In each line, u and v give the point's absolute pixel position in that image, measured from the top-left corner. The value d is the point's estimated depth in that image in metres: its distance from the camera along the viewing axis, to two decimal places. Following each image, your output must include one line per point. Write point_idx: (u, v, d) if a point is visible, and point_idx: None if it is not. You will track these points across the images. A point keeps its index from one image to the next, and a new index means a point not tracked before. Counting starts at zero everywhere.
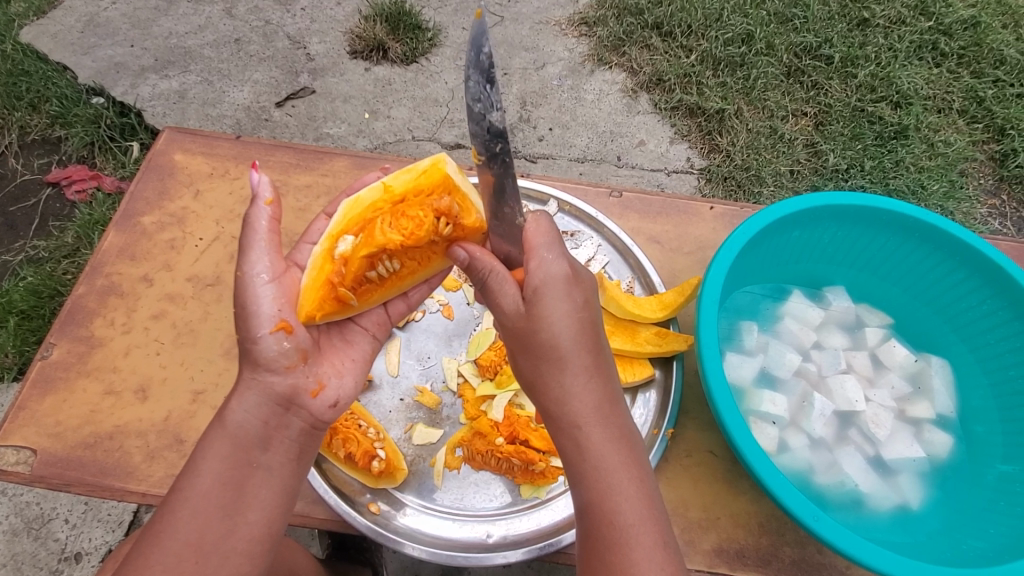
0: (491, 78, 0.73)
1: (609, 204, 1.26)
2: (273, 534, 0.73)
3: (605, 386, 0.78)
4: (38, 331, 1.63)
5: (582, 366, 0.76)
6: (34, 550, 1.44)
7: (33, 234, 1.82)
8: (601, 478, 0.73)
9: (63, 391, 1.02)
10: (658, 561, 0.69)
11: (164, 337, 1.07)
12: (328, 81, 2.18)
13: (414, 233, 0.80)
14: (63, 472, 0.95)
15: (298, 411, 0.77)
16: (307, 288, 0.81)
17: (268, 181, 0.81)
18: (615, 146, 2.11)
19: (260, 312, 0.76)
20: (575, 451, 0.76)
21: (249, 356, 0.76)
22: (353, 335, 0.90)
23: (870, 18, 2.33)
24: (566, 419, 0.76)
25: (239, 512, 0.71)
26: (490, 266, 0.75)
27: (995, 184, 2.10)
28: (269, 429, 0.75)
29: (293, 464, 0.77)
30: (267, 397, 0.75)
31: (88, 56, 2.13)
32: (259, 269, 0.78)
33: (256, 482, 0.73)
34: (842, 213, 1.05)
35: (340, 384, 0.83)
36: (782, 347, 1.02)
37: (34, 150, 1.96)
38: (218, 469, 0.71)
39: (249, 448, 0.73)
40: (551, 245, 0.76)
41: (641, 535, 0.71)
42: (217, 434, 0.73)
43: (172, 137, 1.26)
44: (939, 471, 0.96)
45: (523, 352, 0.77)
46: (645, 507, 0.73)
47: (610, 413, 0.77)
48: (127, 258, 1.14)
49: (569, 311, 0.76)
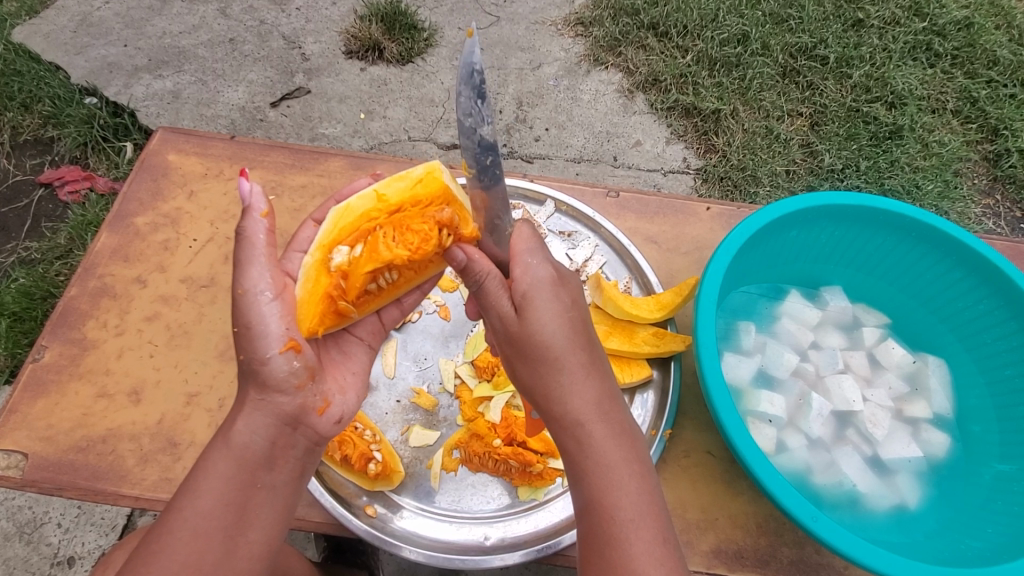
0: (483, 93, 0.74)
1: (606, 204, 1.26)
2: (270, 543, 0.73)
3: (602, 383, 0.78)
4: (30, 333, 1.62)
5: (579, 363, 0.76)
6: (26, 555, 1.42)
7: (26, 235, 1.81)
8: (602, 474, 0.73)
9: (55, 394, 1.01)
10: (658, 556, 0.69)
11: (158, 338, 1.06)
12: (323, 81, 2.17)
13: (421, 249, 0.79)
14: (56, 477, 0.94)
15: (304, 430, 0.77)
16: (305, 301, 0.81)
17: (260, 192, 0.79)
18: (612, 146, 2.11)
19: (268, 331, 0.75)
20: (575, 447, 0.75)
21: (256, 377, 0.75)
22: (350, 347, 0.90)
23: (865, 18, 2.34)
24: (567, 417, 0.75)
25: (241, 532, 0.70)
26: (487, 272, 0.74)
27: (989, 184, 2.11)
28: (274, 450, 0.74)
29: (296, 482, 0.77)
30: (275, 417, 0.75)
31: (81, 56, 2.11)
32: (262, 287, 0.77)
33: (259, 502, 0.72)
34: (839, 212, 1.05)
35: (344, 401, 0.84)
36: (780, 347, 1.02)
37: (27, 151, 1.94)
38: (221, 490, 0.70)
39: (253, 468, 0.73)
40: (534, 251, 0.79)
41: (641, 530, 0.70)
42: (219, 453, 0.72)
43: (166, 137, 1.25)
44: (936, 470, 0.96)
45: (518, 354, 0.77)
46: (645, 502, 0.73)
47: (610, 409, 0.77)
48: (120, 259, 1.13)
49: (560, 311, 0.76)
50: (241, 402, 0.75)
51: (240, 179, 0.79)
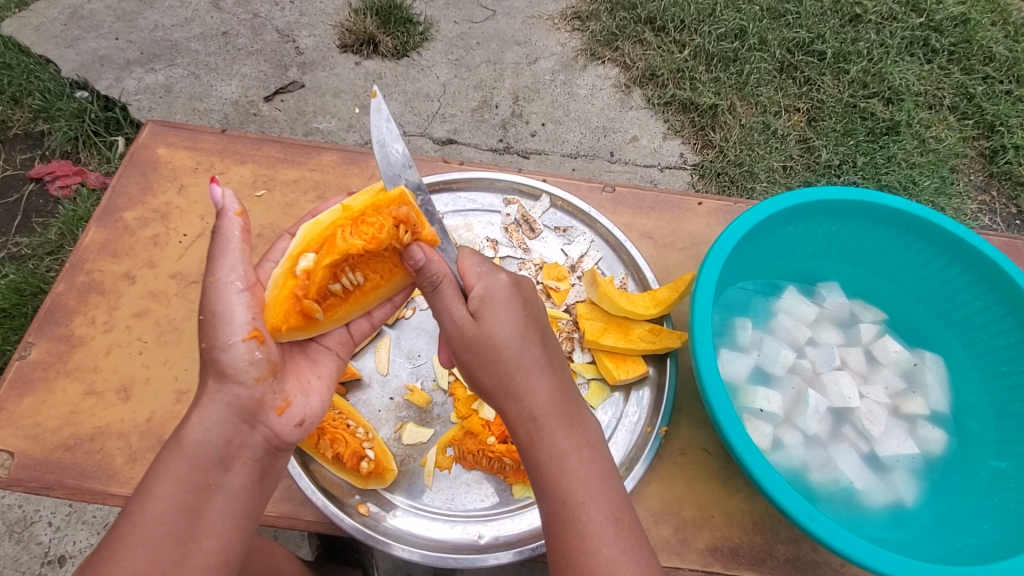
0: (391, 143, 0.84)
1: (603, 199, 1.24)
2: (235, 552, 0.72)
3: (557, 378, 0.79)
4: (20, 330, 1.61)
5: (535, 360, 0.77)
6: (16, 554, 1.41)
7: (16, 231, 1.78)
8: (554, 462, 0.73)
9: (41, 392, 0.99)
10: (611, 536, 0.70)
11: (147, 335, 1.05)
12: (317, 76, 2.14)
13: (376, 238, 0.78)
14: (41, 476, 0.93)
15: (262, 429, 0.77)
16: (271, 302, 0.80)
17: (233, 194, 0.81)
18: (608, 142, 2.10)
19: (233, 319, 0.76)
20: (528, 440, 0.75)
21: (215, 366, 0.75)
22: (318, 354, 0.88)
23: (862, 13, 2.33)
24: (522, 414, 0.76)
25: (193, 539, 0.68)
26: (444, 274, 0.75)
27: (986, 180, 2.11)
28: (230, 448, 0.74)
29: (255, 486, 0.76)
30: (231, 411, 0.74)
31: (71, 48, 2.08)
32: (233, 277, 0.78)
33: (215, 506, 0.71)
34: (837, 209, 1.04)
35: (306, 402, 0.82)
36: (776, 344, 1.01)
37: (17, 145, 1.91)
38: (171, 493, 0.69)
39: (208, 469, 0.72)
40: (480, 263, 0.81)
41: (590, 511, 0.71)
42: (174, 454, 0.72)
43: (155, 131, 1.23)
44: (933, 466, 0.96)
45: (475, 357, 0.76)
46: (597, 486, 0.73)
47: (564, 403, 0.77)
48: (108, 255, 1.11)
49: (514, 312, 0.78)
50: (200, 395, 0.75)
51: (212, 184, 0.81)
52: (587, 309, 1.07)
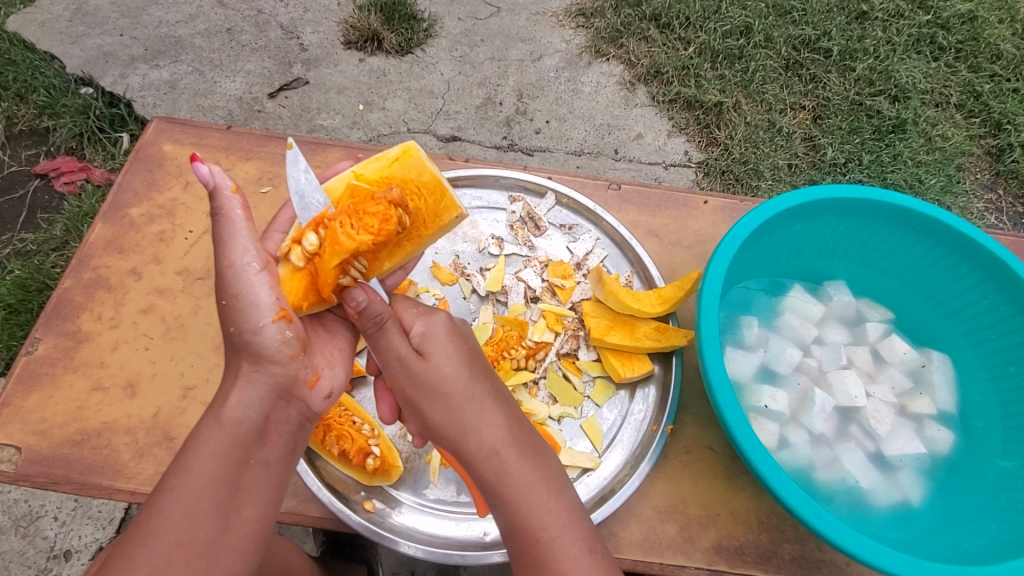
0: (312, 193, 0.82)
1: (608, 196, 1.24)
2: (265, 532, 0.72)
3: (508, 410, 0.80)
4: (26, 326, 1.62)
5: (485, 392, 0.79)
6: (22, 549, 1.41)
7: (21, 226, 1.79)
8: (520, 498, 0.73)
9: (49, 387, 0.99)
10: (586, 567, 0.70)
11: (153, 331, 1.05)
12: (322, 72, 2.14)
13: (383, 230, 0.80)
14: (49, 471, 0.93)
15: (297, 404, 0.77)
16: (287, 282, 0.82)
17: (219, 170, 0.76)
18: (613, 139, 2.09)
19: (259, 301, 0.75)
20: (493, 476, 0.75)
21: (249, 349, 0.74)
22: (334, 325, 0.89)
23: (869, 10, 2.31)
24: (481, 450, 0.75)
25: (235, 510, 0.69)
26: (389, 313, 0.76)
27: (992, 179, 2.11)
28: (267, 424, 0.74)
29: (288, 459, 0.76)
30: (270, 390, 0.74)
31: (76, 45, 2.08)
32: (248, 258, 0.76)
33: (253, 478, 0.72)
34: (844, 207, 1.03)
35: (333, 374, 0.83)
36: (783, 342, 1.01)
37: (22, 141, 1.92)
38: (212, 470, 0.69)
39: (247, 444, 0.72)
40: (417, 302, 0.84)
41: (565, 545, 0.71)
42: (213, 432, 0.71)
43: (160, 127, 1.23)
44: (939, 465, 0.95)
45: (427, 395, 0.77)
46: (566, 516, 0.73)
47: (520, 435, 0.78)
48: (115, 251, 1.11)
49: (456, 348, 0.80)
50: (235, 376, 0.74)
51: (193, 162, 0.74)
52: (592, 308, 1.06)
